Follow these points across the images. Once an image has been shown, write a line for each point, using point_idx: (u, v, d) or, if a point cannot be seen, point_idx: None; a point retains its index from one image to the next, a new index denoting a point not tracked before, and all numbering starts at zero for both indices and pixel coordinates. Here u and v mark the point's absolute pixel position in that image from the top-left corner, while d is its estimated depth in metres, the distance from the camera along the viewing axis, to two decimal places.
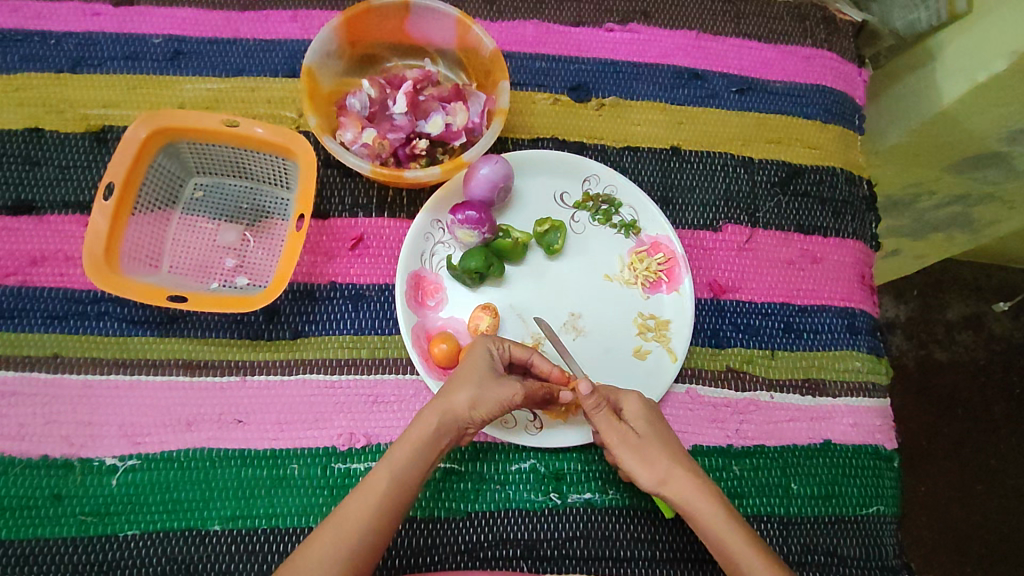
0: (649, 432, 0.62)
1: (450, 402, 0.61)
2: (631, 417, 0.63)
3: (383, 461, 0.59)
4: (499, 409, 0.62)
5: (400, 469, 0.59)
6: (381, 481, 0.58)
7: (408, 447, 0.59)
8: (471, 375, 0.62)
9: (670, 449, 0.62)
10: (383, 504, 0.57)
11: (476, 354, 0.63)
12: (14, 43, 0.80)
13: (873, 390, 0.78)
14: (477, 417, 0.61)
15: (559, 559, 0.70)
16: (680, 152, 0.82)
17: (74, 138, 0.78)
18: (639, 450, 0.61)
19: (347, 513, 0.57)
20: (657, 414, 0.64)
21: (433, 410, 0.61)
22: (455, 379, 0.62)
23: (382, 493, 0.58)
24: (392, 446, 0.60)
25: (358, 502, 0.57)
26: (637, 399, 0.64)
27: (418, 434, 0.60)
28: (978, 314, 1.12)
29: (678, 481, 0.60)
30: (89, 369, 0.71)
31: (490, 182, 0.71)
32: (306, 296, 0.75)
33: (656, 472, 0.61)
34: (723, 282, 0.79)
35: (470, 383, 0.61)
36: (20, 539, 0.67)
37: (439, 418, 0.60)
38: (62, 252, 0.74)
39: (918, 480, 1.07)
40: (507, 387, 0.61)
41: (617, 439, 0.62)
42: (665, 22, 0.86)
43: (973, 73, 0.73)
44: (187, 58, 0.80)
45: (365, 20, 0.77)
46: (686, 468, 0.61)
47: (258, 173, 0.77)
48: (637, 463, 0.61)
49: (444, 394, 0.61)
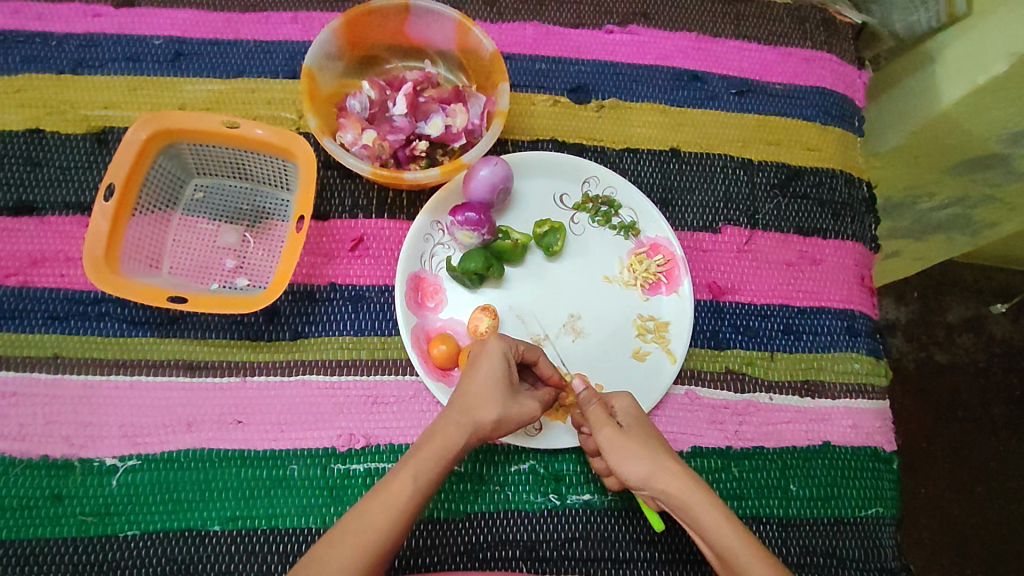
0: (634, 428, 0.63)
1: (477, 419, 0.61)
2: (619, 413, 0.65)
3: (405, 470, 0.58)
4: (515, 425, 0.63)
5: (427, 481, 0.58)
6: (403, 488, 0.57)
7: (435, 459, 0.58)
8: (494, 393, 0.61)
9: (654, 443, 0.62)
10: (405, 512, 0.57)
11: (493, 363, 0.63)
12: (16, 44, 0.80)
13: (872, 392, 0.78)
14: (495, 434, 0.62)
15: (558, 560, 0.70)
16: (680, 154, 0.82)
17: (75, 138, 0.78)
18: (627, 444, 0.61)
19: (367, 521, 0.56)
20: (644, 416, 0.65)
21: (460, 425, 0.60)
22: (479, 393, 0.61)
23: (404, 502, 0.57)
24: (415, 453, 0.59)
25: (378, 510, 0.56)
26: (626, 398, 0.66)
27: (444, 446, 0.59)
28: (978, 316, 1.12)
29: (665, 474, 0.59)
30: (89, 369, 0.71)
31: (491, 183, 0.72)
32: (306, 296, 0.75)
33: (644, 465, 0.60)
34: (722, 283, 0.79)
35: (498, 403, 0.61)
36: (20, 538, 0.67)
37: (465, 434, 0.60)
38: (63, 252, 0.74)
39: (918, 482, 1.07)
40: (527, 407, 0.63)
41: (603, 432, 0.62)
42: (665, 23, 0.86)
43: (975, 74, 0.72)
44: (188, 59, 0.81)
45: (366, 22, 0.77)
46: (672, 462, 0.60)
47: (259, 175, 0.77)
48: (623, 457, 0.60)
49: (469, 409, 0.61)
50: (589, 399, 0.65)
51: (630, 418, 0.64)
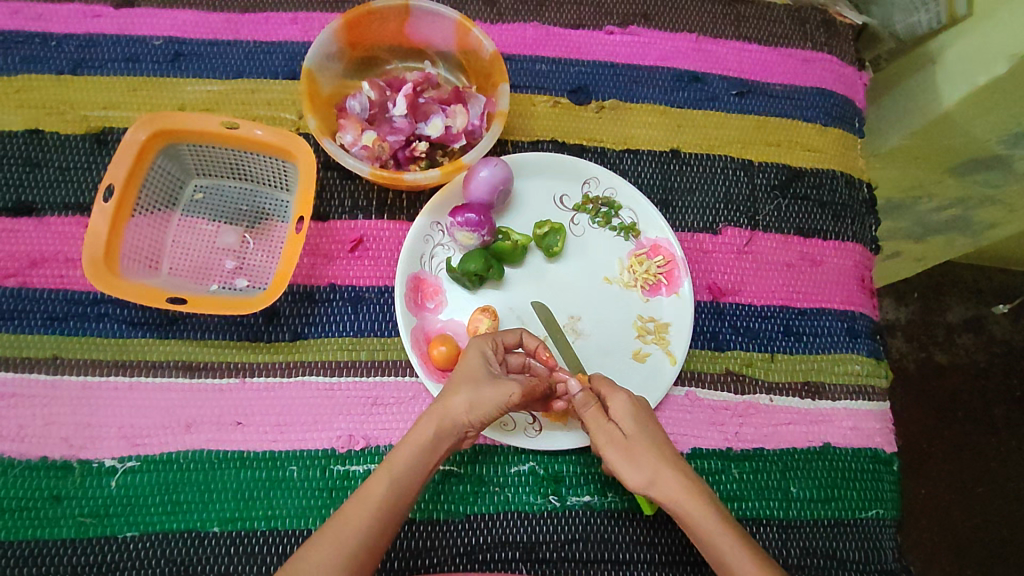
0: (634, 431, 0.61)
1: (446, 403, 0.61)
2: (618, 415, 0.62)
3: (382, 467, 0.59)
4: (496, 412, 0.60)
5: (400, 476, 0.59)
6: (378, 488, 0.58)
7: (408, 451, 0.59)
8: (466, 379, 0.61)
9: (658, 448, 0.61)
10: (379, 506, 0.57)
11: (469, 357, 0.63)
12: (16, 45, 0.80)
13: (872, 393, 0.78)
14: (475, 420, 0.61)
15: (557, 561, 0.70)
16: (680, 155, 0.82)
17: (75, 139, 0.78)
18: (626, 452, 0.61)
19: (343, 519, 0.57)
20: (644, 413, 0.63)
21: (431, 413, 0.61)
22: (451, 381, 0.62)
23: (377, 495, 0.58)
24: (391, 452, 0.60)
25: (355, 509, 0.57)
26: (624, 397, 0.62)
27: (416, 437, 0.60)
28: (978, 317, 1.12)
29: (665, 483, 0.59)
30: (88, 370, 0.71)
31: (491, 185, 0.71)
32: (305, 297, 0.75)
33: (644, 472, 0.60)
34: (722, 285, 0.79)
35: (467, 385, 0.61)
36: (19, 540, 0.67)
37: (437, 421, 0.60)
38: (62, 253, 0.74)
39: (918, 483, 1.06)
40: (501, 388, 0.60)
41: (604, 439, 0.61)
42: (666, 24, 0.86)
43: (974, 76, 0.72)
44: (188, 60, 0.80)
45: (366, 23, 0.77)
46: (675, 469, 0.60)
47: (259, 175, 0.77)
48: (624, 464, 0.61)
49: (440, 397, 0.61)
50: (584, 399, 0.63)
51: (626, 419, 0.61)
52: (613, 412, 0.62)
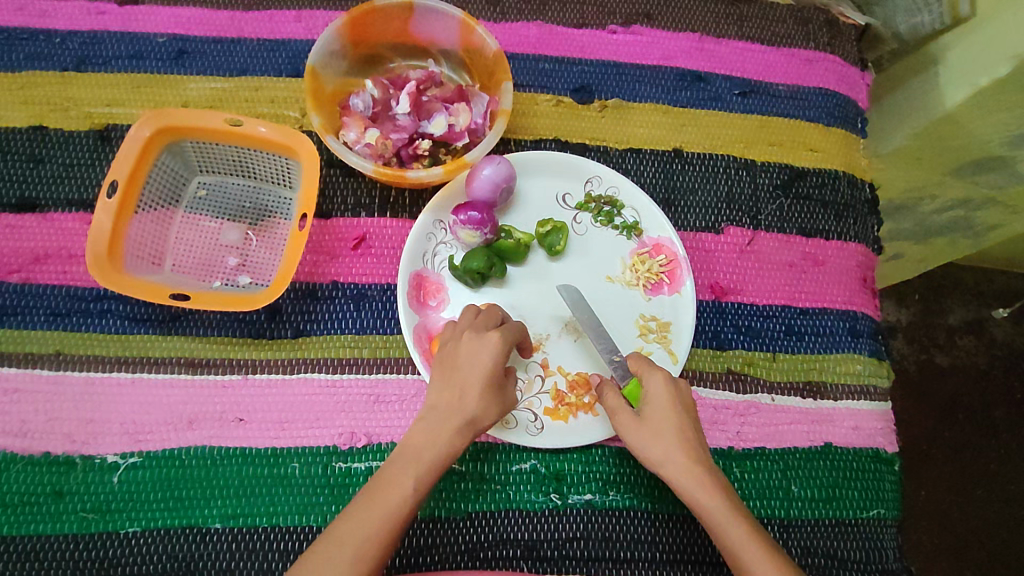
0: (656, 414, 0.62)
1: (478, 420, 0.61)
2: (648, 395, 0.63)
3: (401, 474, 0.58)
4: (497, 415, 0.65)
5: (424, 489, 0.58)
6: (396, 497, 0.57)
7: (435, 465, 0.59)
8: (493, 395, 0.62)
9: (678, 433, 0.61)
10: (398, 516, 0.56)
11: (494, 365, 0.62)
12: (20, 42, 0.80)
13: (873, 393, 0.78)
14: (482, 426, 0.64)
15: (559, 560, 0.70)
16: (683, 155, 0.83)
17: (79, 135, 0.78)
18: (644, 429, 0.62)
19: (362, 523, 0.55)
20: (680, 404, 0.62)
21: (462, 428, 0.60)
22: (480, 393, 0.62)
23: (398, 508, 0.56)
24: (413, 461, 0.59)
25: (369, 512, 0.56)
26: (659, 377, 0.63)
27: (445, 453, 0.60)
28: (980, 319, 1.12)
29: (677, 466, 0.60)
30: (91, 366, 0.71)
31: (493, 183, 0.72)
32: (309, 294, 0.75)
33: (656, 453, 0.61)
34: (724, 284, 0.79)
35: (497, 403, 0.63)
36: (23, 534, 0.67)
37: (466, 438, 0.61)
38: (65, 250, 0.74)
39: (919, 484, 1.06)
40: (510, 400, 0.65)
41: (623, 416, 0.63)
42: (669, 24, 0.86)
43: (976, 77, 0.72)
44: (192, 57, 0.81)
45: (371, 21, 0.77)
46: (689, 454, 0.60)
47: (263, 173, 0.77)
48: (639, 442, 0.62)
49: (470, 411, 0.61)
50: (603, 388, 0.66)
51: (654, 402, 0.62)
52: (647, 393, 0.63)
